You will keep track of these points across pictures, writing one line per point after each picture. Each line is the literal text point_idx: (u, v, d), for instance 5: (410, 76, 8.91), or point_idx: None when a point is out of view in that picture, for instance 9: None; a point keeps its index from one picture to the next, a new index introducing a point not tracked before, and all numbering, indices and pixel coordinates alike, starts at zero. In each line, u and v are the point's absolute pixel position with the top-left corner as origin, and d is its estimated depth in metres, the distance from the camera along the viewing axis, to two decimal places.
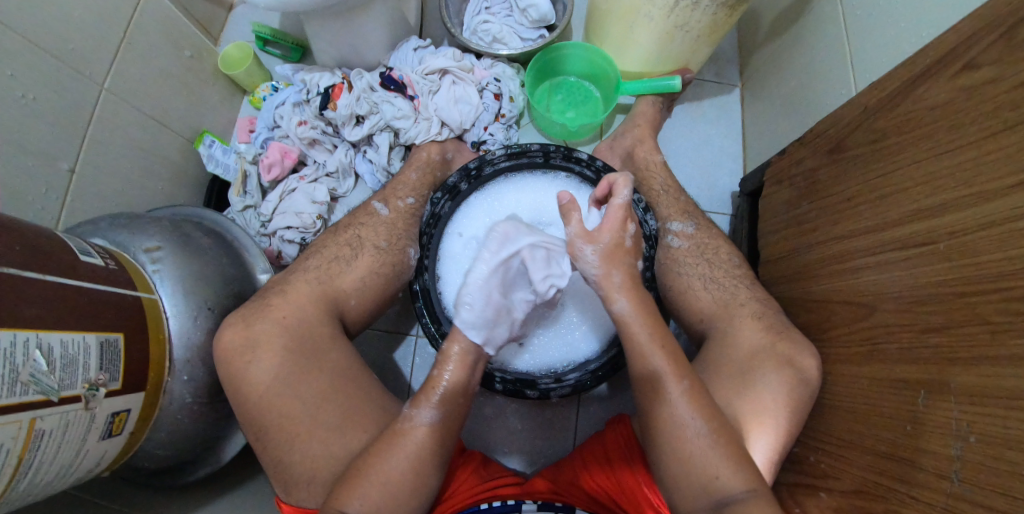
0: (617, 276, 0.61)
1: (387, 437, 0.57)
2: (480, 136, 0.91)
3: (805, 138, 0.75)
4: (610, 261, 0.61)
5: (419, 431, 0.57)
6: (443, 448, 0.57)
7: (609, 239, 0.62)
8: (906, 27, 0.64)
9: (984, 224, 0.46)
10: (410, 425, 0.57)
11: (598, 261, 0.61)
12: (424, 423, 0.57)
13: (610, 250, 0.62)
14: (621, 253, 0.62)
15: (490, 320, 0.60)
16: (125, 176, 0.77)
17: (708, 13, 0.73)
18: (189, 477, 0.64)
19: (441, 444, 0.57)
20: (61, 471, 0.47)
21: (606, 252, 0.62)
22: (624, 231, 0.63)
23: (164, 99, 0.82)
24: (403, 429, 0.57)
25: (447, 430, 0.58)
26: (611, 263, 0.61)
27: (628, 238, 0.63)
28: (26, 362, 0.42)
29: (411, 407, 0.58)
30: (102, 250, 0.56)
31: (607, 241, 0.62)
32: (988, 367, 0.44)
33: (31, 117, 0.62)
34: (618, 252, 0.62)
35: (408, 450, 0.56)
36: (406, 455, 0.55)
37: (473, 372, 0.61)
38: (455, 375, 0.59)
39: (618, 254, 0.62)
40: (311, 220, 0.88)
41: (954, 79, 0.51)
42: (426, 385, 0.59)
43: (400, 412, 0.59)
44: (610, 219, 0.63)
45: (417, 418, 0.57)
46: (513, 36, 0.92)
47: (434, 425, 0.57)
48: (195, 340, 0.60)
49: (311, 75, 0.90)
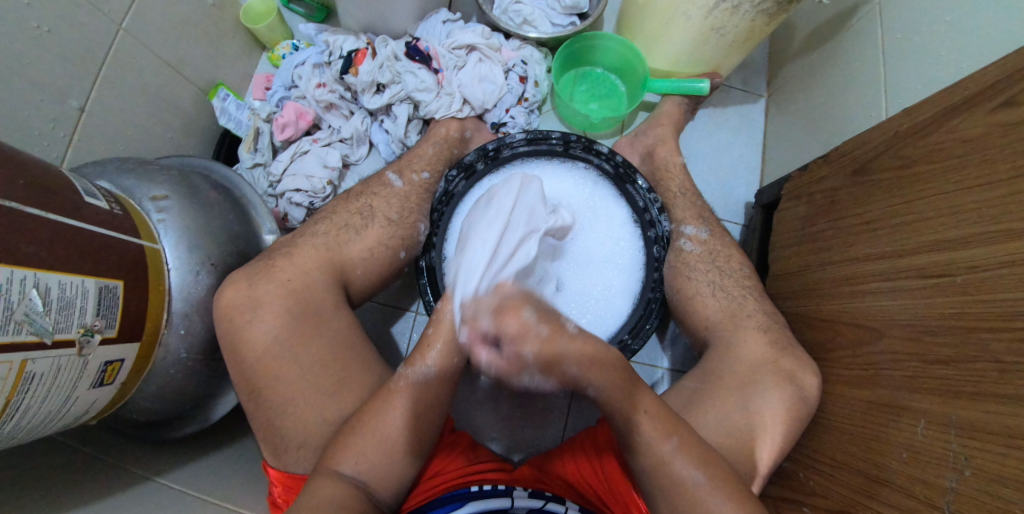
0: (569, 360, 0.54)
1: (380, 396, 0.56)
2: (501, 118, 0.90)
3: (829, 155, 0.74)
4: (550, 364, 0.54)
5: (414, 387, 0.57)
6: (436, 409, 0.58)
7: (532, 349, 0.53)
8: (946, 54, 0.63)
9: (1004, 261, 0.45)
10: (404, 382, 0.57)
11: (541, 374, 0.55)
12: (416, 379, 0.57)
13: (546, 350, 0.53)
14: (555, 348, 0.53)
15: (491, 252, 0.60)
16: (136, 121, 0.74)
17: (748, 18, 0.71)
18: (175, 432, 0.63)
19: (431, 404, 0.57)
20: (48, 415, 0.46)
21: (541, 360, 0.53)
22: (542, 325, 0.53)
23: (181, 46, 0.80)
24: (396, 387, 0.57)
25: (443, 388, 0.58)
26: (552, 362, 0.54)
27: (541, 327, 0.53)
28: (21, 301, 0.40)
29: (405, 366, 0.58)
30: (108, 194, 0.54)
31: (531, 359, 0.53)
32: (993, 404, 0.44)
33: (43, 48, 0.60)
34: (552, 349, 0.53)
35: (400, 408, 0.56)
36: (399, 418, 0.55)
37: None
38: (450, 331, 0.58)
39: (552, 346, 0.53)
40: (321, 185, 0.86)
41: (993, 113, 0.50)
42: (421, 343, 0.59)
43: (395, 371, 0.59)
44: (518, 329, 0.52)
45: (412, 374, 0.57)
46: (543, 21, 0.90)
47: (429, 380, 0.57)
48: (195, 294, 0.59)
49: (335, 36, 0.87)
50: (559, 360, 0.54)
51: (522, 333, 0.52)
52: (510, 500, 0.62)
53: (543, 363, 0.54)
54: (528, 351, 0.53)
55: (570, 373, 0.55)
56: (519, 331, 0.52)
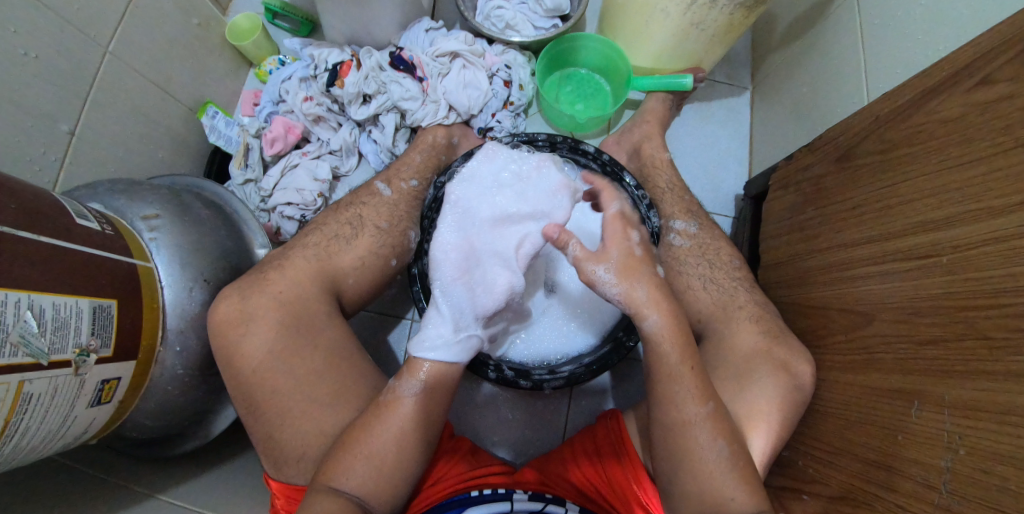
0: (642, 292, 0.55)
1: (373, 410, 0.56)
2: (488, 123, 0.91)
3: (813, 144, 0.75)
4: (628, 276, 0.55)
5: (405, 401, 0.56)
6: (431, 423, 0.57)
7: (615, 254, 0.56)
8: (922, 38, 0.64)
9: (988, 239, 0.46)
10: (394, 396, 0.56)
11: (616, 279, 0.55)
12: (408, 395, 0.56)
13: (623, 267, 0.55)
14: (636, 265, 0.56)
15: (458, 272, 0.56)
16: (126, 143, 0.75)
17: (726, 12, 0.72)
18: (176, 449, 0.64)
19: (427, 417, 0.57)
20: (47, 435, 0.46)
21: (624, 268, 0.55)
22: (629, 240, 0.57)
23: (168, 67, 0.81)
24: (388, 401, 0.56)
25: (436, 403, 0.57)
26: (630, 277, 0.55)
27: (637, 246, 0.57)
28: (16, 323, 0.41)
29: (396, 379, 0.57)
30: (100, 215, 0.55)
31: (617, 257, 0.56)
32: (985, 382, 0.44)
33: (31, 76, 0.61)
34: (633, 266, 0.56)
35: (391, 423, 0.55)
36: (391, 430, 0.55)
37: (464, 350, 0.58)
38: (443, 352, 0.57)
39: (634, 268, 0.56)
40: (312, 197, 0.87)
41: (969, 94, 0.51)
42: (410, 359, 0.58)
43: (386, 384, 0.58)
44: (610, 236, 0.57)
45: (401, 390, 0.56)
46: (525, 25, 0.92)
47: (419, 397, 0.56)
48: (190, 310, 0.59)
49: (319, 49, 0.88)
50: (638, 279, 0.56)
51: (618, 233, 0.57)
52: (510, 504, 0.63)
53: (618, 273, 0.55)
54: (614, 252, 0.56)
55: (641, 295, 0.56)
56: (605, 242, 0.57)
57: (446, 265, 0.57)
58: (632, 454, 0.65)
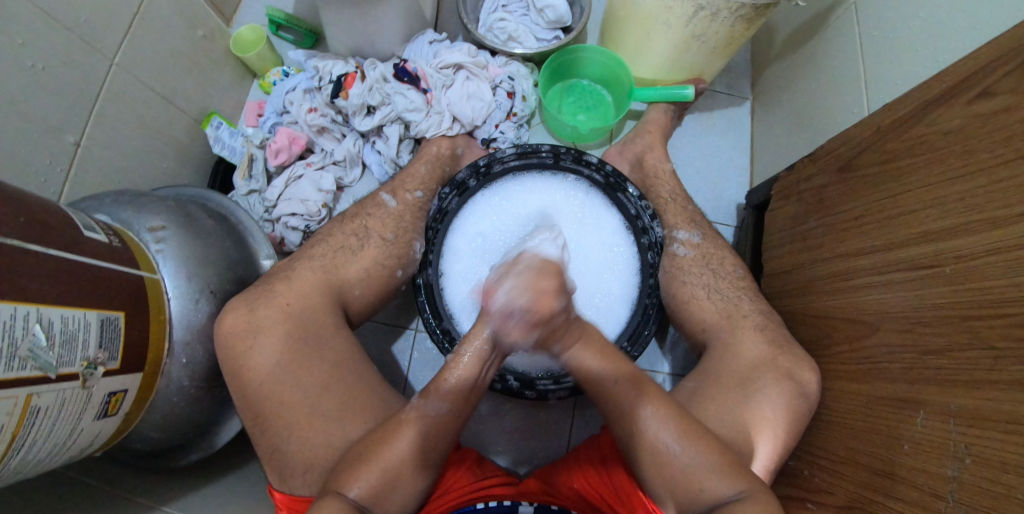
0: (558, 340, 0.56)
1: (391, 426, 0.56)
2: (491, 134, 0.92)
3: (815, 154, 0.75)
4: (547, 339, 0.55)
5: (425, 420, 0.56)
6: (443, 440, 0.57)
7: (537, 326, 0.53)
8: (923, 48, 0.64)
9: (990, 250, 0.46)
10: (415, 414, 0.56)
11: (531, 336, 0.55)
12: (431, 414, 0.56)
13: (547, 329, 0.53)
14: (556, 329, 0.54)
15: None
16: (130, 153, 0.75)
17: (727, 25, 0.73)
18: (179, 461, 0.63)
19: (431, 439, 0.56)
20: (54, 448, 0.46)
21: (541, 336, 0.54)
22: (557, 297, 0.52)
23: (173, 77, 0.81)
24: (407, 418, 0.56)
25: (452, 422, 0.57)
26: (547, 335, 0.55)
27: (561, 308, 0.53)
28: (25, 336, 0.41)
29: (420, 398, 0.57)
30: (107, 227, 0.55)
31: (538, 326, 0.53)
32: (989, 391, 0.44)
33: (37, 86, 0.61)
34: (554, 330, 0.54)
35: (407, 439, 0.55)
36: (408, 444, 0.55)
37: (484, 370, 0.58)
38: (468, 369, 0.57)
39: (554, 327, 0.54)
40: (316, 208, 0.87)
41: (970, 105, 0.51)
42: (438, 374, 0.57)
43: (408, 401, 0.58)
44: (539, 290, 0.52)
45: (424, 408, 0.56)
46: (528, 36, 0.93)
47: (439, 416, 0.56)
48: (196, 323, 0.59)
49: (324, 62, 0.89)
50: (554, 338, 0.55)
51: (545, 308, 0.51)
52: None
53: (539, 334, 0.54)
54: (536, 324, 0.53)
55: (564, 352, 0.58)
56: (532, 305, 0.52)
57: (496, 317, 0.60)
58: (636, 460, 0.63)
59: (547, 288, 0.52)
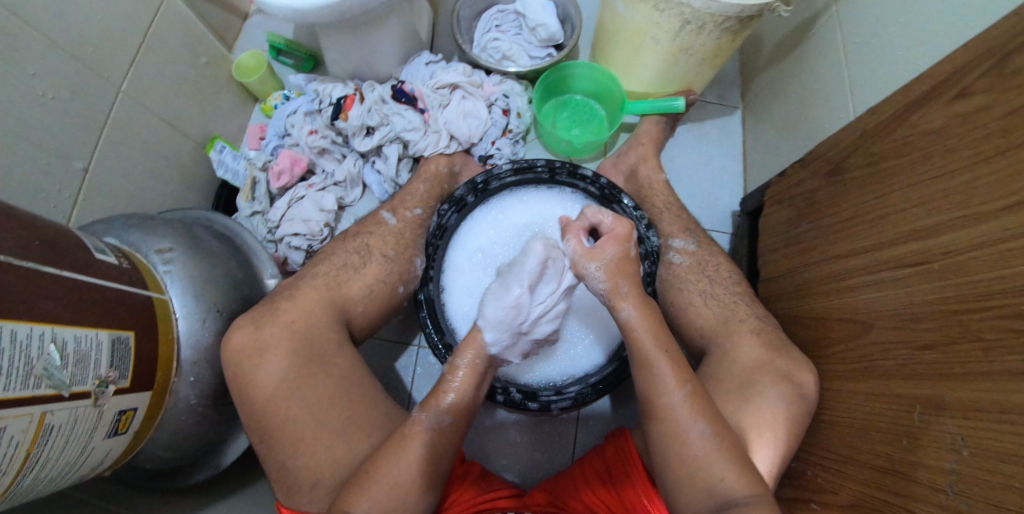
0: (625, 286, 0.62)
1: (393, 441, 0.56)
2: (488, 151, 0.94)
3: (805, 160, 0.77)
4: (616, 274, 0.63)
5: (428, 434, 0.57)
6: (449, 449, 0.57)
7: (612, 252, 0.64)
8: (903, 54, 0.66)
9: (975, 244, 0.47)
10: (418, 428, 0.57)
11: (604, 276, 0.63)
12: (432, 426, 0.57)
13: (615, 264, 0.64)
14: (626, 267, 0.64)
15: (510, 316, 0.62)
16: (137, 178, 0.77)
17: (713, 38, 0.75)
18: (187, 480, 0.64)
19: (437, 448, 0.57)
20: (66, 466, 0.47)
21: (614, 268, 0.63)
22: (628, 242, 0.66)
23: (178, 104, 0.83)
24: (410, 432, 0.57)
25: (455, 431, 0.59)
26: (616, 273, 0.63)
27: (631, 250, 0.66)
28: (40, 356, 0.42)
29: (419, 411, 0.58)
30: (117, 250, 0.56)
31: (610, 257, 0.64)
32: (982, 382, 0.45)
33: (47, 115, 0.63)
34: (624, 266, 0.64)
35: (414, 452, 0.55)
36: (414, 458, 0.55)
37: (478, 387, 0.62)
38: (464, 383, 0.61)
39: (624, 266, 0.64)
40: (318, 227, 0.89)
41: (949, 106, 0.53)
42: (437, 388, 0.60)
43: (408, 416, 0.59)
44: (612, 234, 0.66)
45: (426, 421, 0.57)
46: (522, 54, 0.96)
47: (441, 429, 0.57)
48: (203, 342, 0.61)
49: (323, 85, 0.92)
50: (625, 277, 0.63)
51: (619, 239, 0.65)
52: None
53: (608, 268, 0.63)
54: (609, 254, 0.64)
55: (625, 316, 0.61)
56: (606, 239, 0.66)
57: (506, 304, 0.62)
58: (641, 469, 0.64)
59: (621, 231, 0.66)
